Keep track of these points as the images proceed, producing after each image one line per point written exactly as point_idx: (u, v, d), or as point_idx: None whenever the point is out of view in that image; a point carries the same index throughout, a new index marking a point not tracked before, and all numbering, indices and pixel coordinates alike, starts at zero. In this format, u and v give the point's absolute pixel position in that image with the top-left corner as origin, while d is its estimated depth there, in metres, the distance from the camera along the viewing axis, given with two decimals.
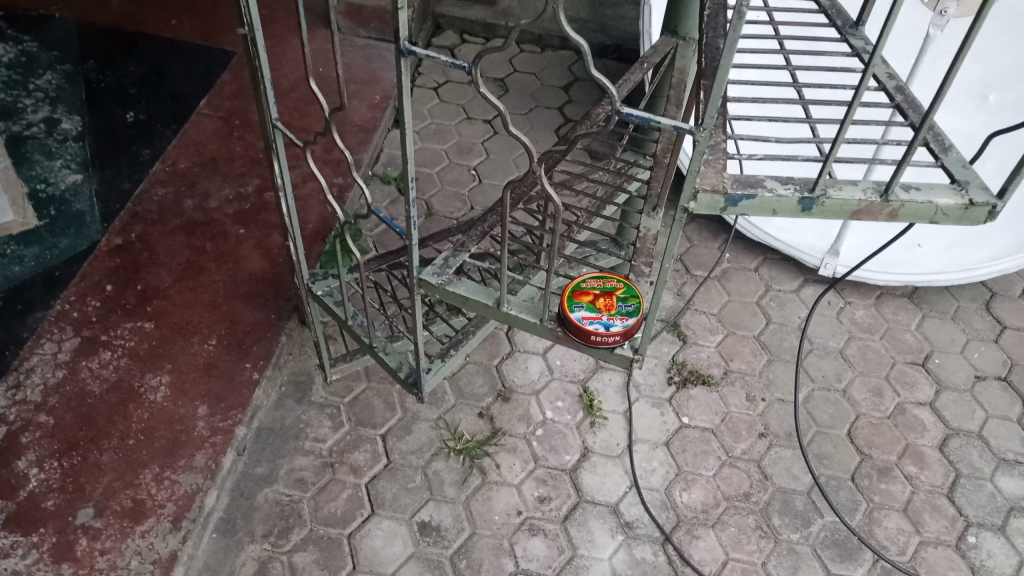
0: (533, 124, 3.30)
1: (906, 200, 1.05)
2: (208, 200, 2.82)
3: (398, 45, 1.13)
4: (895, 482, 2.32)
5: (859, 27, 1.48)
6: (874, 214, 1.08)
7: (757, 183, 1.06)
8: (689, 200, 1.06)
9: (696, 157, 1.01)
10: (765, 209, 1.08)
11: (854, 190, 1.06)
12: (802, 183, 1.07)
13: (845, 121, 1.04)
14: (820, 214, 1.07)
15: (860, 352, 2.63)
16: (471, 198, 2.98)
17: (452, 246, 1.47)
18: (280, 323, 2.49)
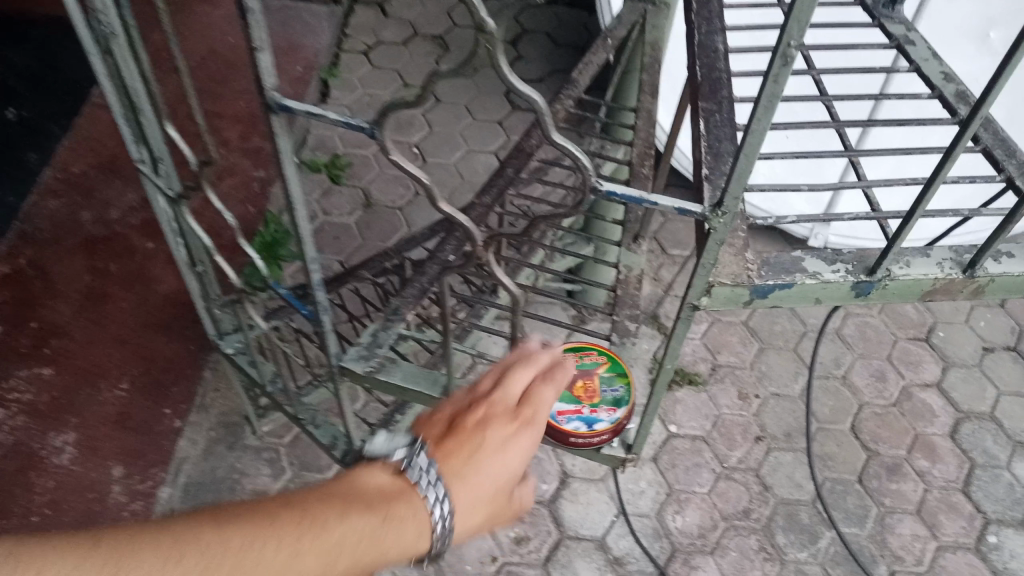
0: (479, 88, 2.94)
1: (996, 274, 0.87)
2: (109, 210, 2.43)
3: (267, 100, 0.77)
4: (906, 481, 2.10)
5: (895, 6, 1.27)
6: (951, 291, 0.90)
7: (794, 266, 0.87)
8: (701, 296, 0.86)
9: (712, 247, 0.79)
10: (808, 296, 0.89)
11: (926, 265, 0.88)
12: (857, 264, 0.88)
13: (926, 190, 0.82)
14: (880, 296, 0.90)
15: (857, 331, 2.40)
16: (415, 180, 2.62)
17: (382, 316, 1.14)
18: (202, 356, 2.20)
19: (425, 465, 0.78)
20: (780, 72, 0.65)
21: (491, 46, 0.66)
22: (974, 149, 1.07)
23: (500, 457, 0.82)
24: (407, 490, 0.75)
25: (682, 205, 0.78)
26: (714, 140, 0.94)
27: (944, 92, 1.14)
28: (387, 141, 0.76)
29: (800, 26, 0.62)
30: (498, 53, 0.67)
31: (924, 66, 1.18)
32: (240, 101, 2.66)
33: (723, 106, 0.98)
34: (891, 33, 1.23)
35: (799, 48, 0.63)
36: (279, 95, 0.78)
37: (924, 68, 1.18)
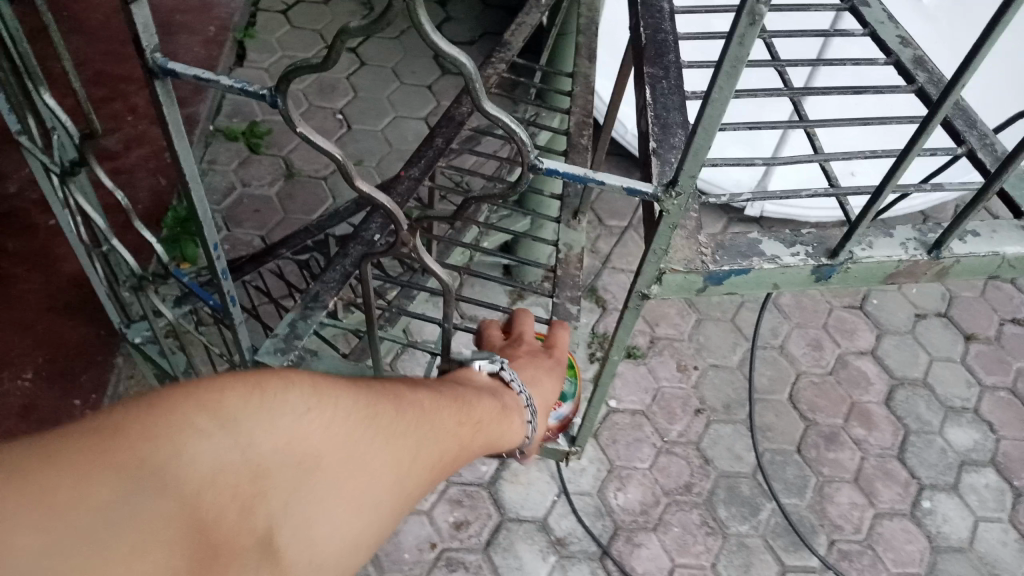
0: (406, 51, 2.81)
1: (963, 256, 0.84)
2: (6, 184, 2.23)
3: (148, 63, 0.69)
4: (844, 450, 2.10)
5: None
6: (917, 275, 0.86)
7: (751, 250, 0.84)
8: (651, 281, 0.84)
9: (664, 232, 0.77)
10: (764, 281, 0.85)
11: (891, 246, 0.84)
12: (818, 247, 0.85)
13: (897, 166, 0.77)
14: (842, 280, 0.86)
15: (794, 301, 2.39)
16: (342, 149, 2.49)
17: (300, 302, 1.09)
18: (114, 341, 2.02)
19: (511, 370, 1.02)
20: (746, 33, 0.58)
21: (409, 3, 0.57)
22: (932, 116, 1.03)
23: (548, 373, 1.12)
24: (504, 388, 0.99)
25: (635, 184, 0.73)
26: (663, 108, 0.86)
27: (900, 57, 1.09)
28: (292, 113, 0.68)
29: None
30: (418, 6, 0.59)
31: (879, 30, 1.12)
32: None
33: (671, 72, 0.90)
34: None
35: (766, 7, 0.56)
36: (162, 56, 0.69)
37: (875, 31, 1.13)
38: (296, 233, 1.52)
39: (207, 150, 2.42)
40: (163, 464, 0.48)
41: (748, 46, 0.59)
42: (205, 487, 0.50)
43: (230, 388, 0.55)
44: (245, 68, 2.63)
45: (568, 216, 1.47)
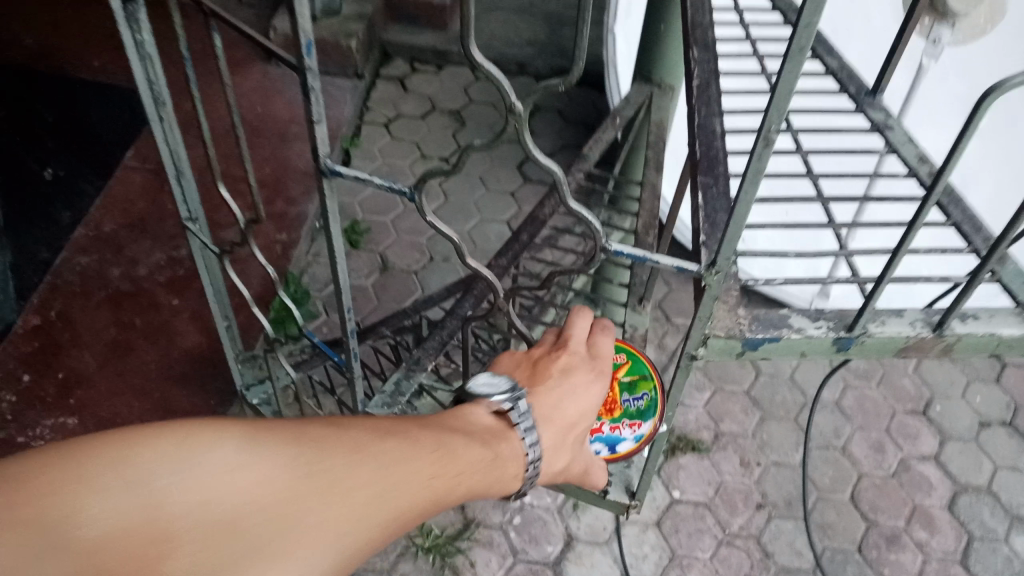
0: (492, 160, 3.08)
1: (965, 335, 0.96)
2: (137, 267, 2.52)
3: (318, 164, 0.92)
4: (905, 552, 2.13)
5: (876, 95, 1.39)
6: (926, 350, 0.99)
7: (781, 323, 0.97)
8: (698, 346, 0.97)
9: (707, 302, 0.92)
10: (793, 349, 0.98)
11: (900, 325, 0.97)
12: (836, 321, 0.98)
13: (894, 257, 0.92)
14: (862, 351, 0.99)
15: (856, 403, 2.45)
16: (430, 247, 2.74)
17: (404, 364, 1.28)
18: (220, 410, 2.25)
19: (524, 409, 0.95)
20: (763, 150, 0.76)
21: (517, 127, 0.79)
22: None
23: (574, 396, 1.04)
24: (509, 432, 0.93)
25: (681, 263, 0.89)
26: (709, 209, 1.04)
27: (919, 172, 1.27)
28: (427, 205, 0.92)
29: (780, 111, 0.73)
30: (523, 128, 0.80)
31: (902, 148, 1.29)
32: (266, 168, 2.79)
33: (720, 180, 1.08)
34: (873, 119, 1.35)
35: (779, 132, 0.74)
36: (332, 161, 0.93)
37: (900, 150, 1.29)
38: (396, 317, 1.75)
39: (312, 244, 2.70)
40: (55, 525, 0.56)
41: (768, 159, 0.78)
42: (98, 547, 0.56)
43: (143, 440, 0.63)
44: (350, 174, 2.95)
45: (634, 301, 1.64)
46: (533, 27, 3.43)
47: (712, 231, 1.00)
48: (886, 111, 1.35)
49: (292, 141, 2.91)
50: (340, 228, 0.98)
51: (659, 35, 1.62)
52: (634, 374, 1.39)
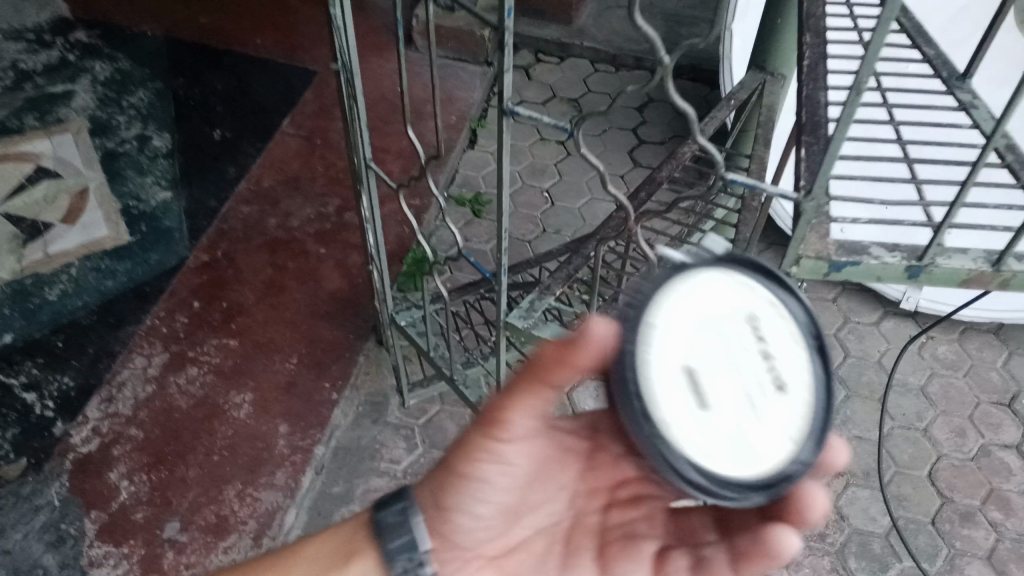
0: (606, 143, 3.32)
1: (1016, 269, 1.21)
2: (290, 219, 2.88)
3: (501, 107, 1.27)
4: (978, 528, 2.25)
5: (965, 79, 1.57)
6: (984, 281, 1.23)
7: (863, 251, 1.22)
8: (793, 264, 1.21)
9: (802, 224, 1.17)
10: (871, 273, 1.23)
11: (964, 260, 1.22)
12: (909, 252, 1.23)
13: (956, 202, 1.16)
14: (928, 279, 1.24)
15: (942, 390, 2.57)
16: (544, 219, 2.99)
17: (538, 288, 1.66)
18: (359, 343, 2.55)
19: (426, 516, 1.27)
20: (857, 96, 1.02)
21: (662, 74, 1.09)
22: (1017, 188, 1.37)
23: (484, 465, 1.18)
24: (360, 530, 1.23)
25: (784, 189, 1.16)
26: (809, 158, 1.25)
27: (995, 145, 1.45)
28: None
29: (871, 67, 1.00)
30: (668, 79, 1.12)
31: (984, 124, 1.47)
32: (403, 140, 3.10)
33: (820, 141, 1.30)
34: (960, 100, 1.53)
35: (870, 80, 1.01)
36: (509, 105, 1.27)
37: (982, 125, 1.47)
38: (526, 263, 2.08)
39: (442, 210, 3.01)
40: None
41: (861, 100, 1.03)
42: None
43: None
44: (476, 151, 3.26)
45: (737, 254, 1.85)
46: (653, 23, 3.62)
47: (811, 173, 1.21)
48: (973, 93, 1.53)
49: (426, 119, 3.21)
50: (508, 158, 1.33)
51: (776, 30, 1.81)
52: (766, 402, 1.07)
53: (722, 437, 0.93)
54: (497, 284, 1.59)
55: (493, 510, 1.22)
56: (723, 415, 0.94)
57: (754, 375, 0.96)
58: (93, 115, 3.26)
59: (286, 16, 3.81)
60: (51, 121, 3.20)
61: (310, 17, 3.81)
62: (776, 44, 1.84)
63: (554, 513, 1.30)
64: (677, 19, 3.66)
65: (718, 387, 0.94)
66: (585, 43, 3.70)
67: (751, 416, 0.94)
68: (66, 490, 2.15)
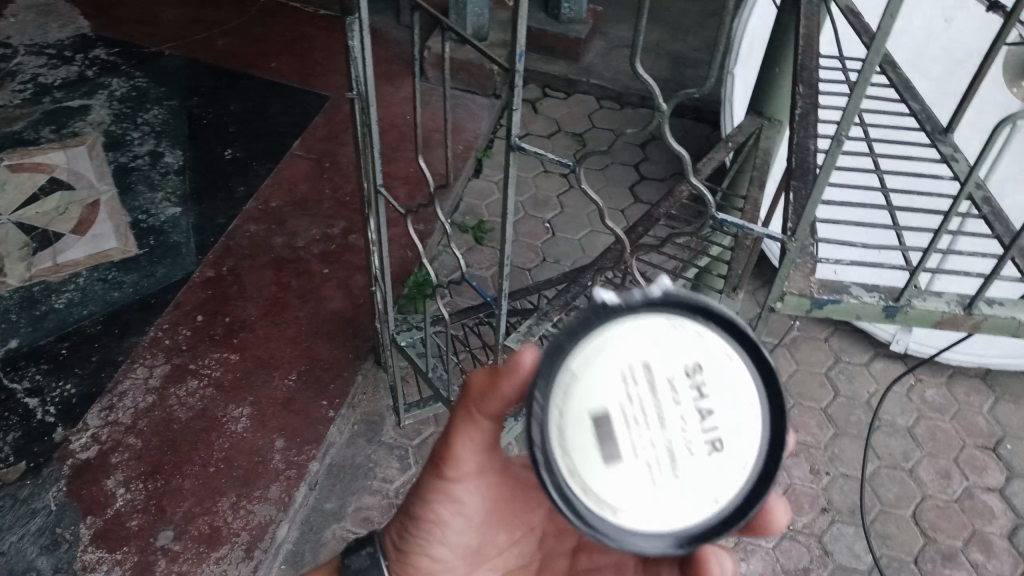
0: (607, 179, 3.39)
1: (988, 315, 1.26)
2: (296, 239, 2.95)
3: (509, 141, 1.32)
4: (960, 569, 2.28)
5: (948, 133, 1.62)
6: (957, 324, 1.29)
7: (843, 290, 1.28)
8: (777, 300, 1.27)
9: (787, 263, 1.22)
10: (850, 312, 1.28)
11: (939, 302, 1.28)
12: (886, 293, 1.28)
13: (928, 250, 1.20)
14: (903, 319, 1.29)
15: (928, 432, 2.61)
16: (544, 249, 3.06)
17: (536, 314, 1.72)
18: (358, 363, 2.60)
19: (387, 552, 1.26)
20: (835, 150, 1.09)
21: (662, 120, 1.16)
22: (991, 237, 1.42)
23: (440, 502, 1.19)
24: None
25: (769, 230, 1.22)
26: (796, 199, 1.34)
27: (972, 194, 1.51)
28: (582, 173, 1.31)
29: (848, 123, 1.08)
30: (665, 123, 1.18)
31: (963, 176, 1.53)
32: (410, 167, 3.17)
33: (808, 185, 1.38)
34: (942, 153, 1.59)
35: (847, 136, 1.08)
36: (517, 139, 1.32)
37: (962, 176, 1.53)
38: (524, 290, 2.14)
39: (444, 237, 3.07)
40: None
41: (840, 153, 1.10)
42: None
43: None
44: (480, 181, 3.33)
45: (729, 288, 1.91)
46: (659, 63, 3.72)
47: (797, 214, 1.29)
48: (955, 146, 1.59)
49: (433, 147, 3.28)
50: (513, 190, 1.38)
51: (774, 76, 1.88)
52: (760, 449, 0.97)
53: (629, 486, 0.92)
54: (497, 308, 1.64)
55: (456, 547, 1.24)
56: (632, 461, 0.92)
57: (679, 428, 0.92)
58: (108, 130, 3.34)
59: (302, 43, 3.92)
60: (67, 134, 3.28)
61: (326, 45, 3.92)
62: (774, 92, 1.92)
63: (523, 554, 1.29)
64: (681, 61, 3.76)
65: (632, 437, 0.92)
66: (592, 80, 3.79)
67: (660, 469, 0.92)
68: (63, 494, 2.19)
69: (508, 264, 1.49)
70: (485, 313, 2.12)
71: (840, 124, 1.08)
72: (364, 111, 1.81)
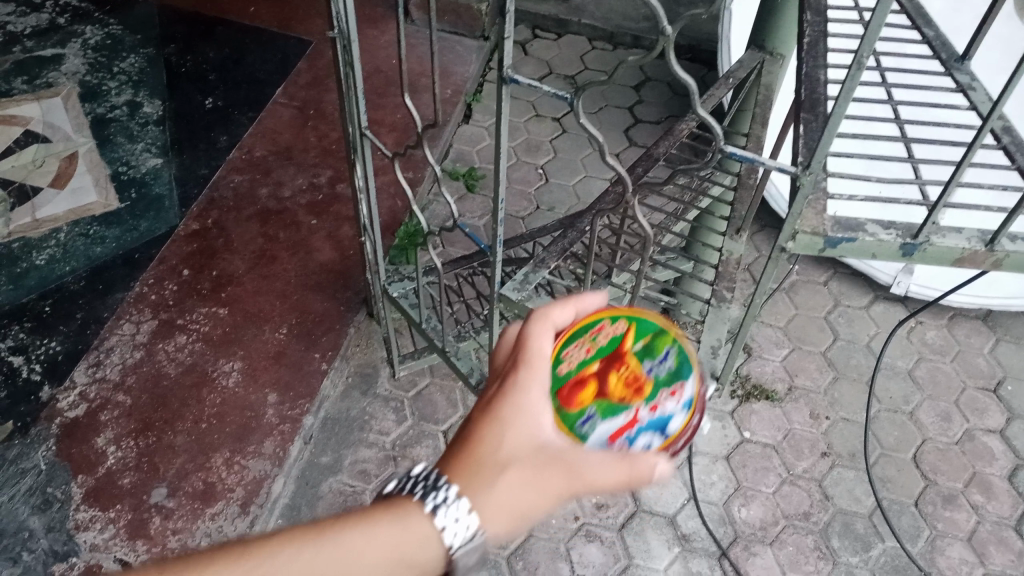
0: (602, 122, 3.29)
1: (1011, 250, 1.21)
2: (282, 189, 2.86)
3: (502, 73, 1.21)
4: (960, 511, 2.27)
5: (964, 60, 1.55)
6: (977, 261, 1.24)
7: (859, 227, 1.22)
8: (789, 239, 1.22)
9: (800, 200, 1.15)
10: (865, 250, 1.23)
11: (958, 239, 1.22)
12: (904, 230, 1.22)
13: (949, 184, 1.14)
14: (921, 257, 1.23)
15: (929, 374, 2.58)
16: (538, 197, 2.98)
17: (533, 261, 1.65)
18: (349, 315, 2.54)
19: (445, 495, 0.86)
20: (856, 73, 1.00)
21: (666, 45, 1.06)
22: (1011, 168, 1.37)
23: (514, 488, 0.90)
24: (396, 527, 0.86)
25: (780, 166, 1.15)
26: (806, 132, 1.27)
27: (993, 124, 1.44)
28: (580, 107, 1.22)
29: (871, 42, 0.98)
30: (670, 49, 1.08)
31: (981, 107, 1.47)
32: (398, 113, 3.07)
33: (819, 118, 1.31)
34: (958, 81, 1.52)
35: (869, 57, 0.99)
36: (511, 71, 1.21)
37: (982, 107, 1.47)
38: (519, 239, 2.07)
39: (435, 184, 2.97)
40: None
41: (859, 81, 1.02)
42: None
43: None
44: (471, 127, 3.23)
45: (731, 231, 1.85)
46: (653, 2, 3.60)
47: (808, 149, 1.22)
48: (972, 75, 1.52)
49: (421, 93, 3.18)
50: (507, 127, 1.27)
51: (777, 8, 1.79)
52: (644, 334, 1.18)
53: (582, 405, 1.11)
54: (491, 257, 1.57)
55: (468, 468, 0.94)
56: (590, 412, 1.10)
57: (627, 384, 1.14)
58: (84, 80, 3.22)
59: None
60: (41, 85, 3.16)
61: None
62: (778, 23, 1.83)
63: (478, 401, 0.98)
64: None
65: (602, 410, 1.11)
66: (584, 20, 3.67)
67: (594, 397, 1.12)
68: (52, 454, 2.15)
69: (503, 210, 1.40)
70: (478, 263, 2.05)
71: (858, 52, 1.00)
72: (346, 49, 1.71)
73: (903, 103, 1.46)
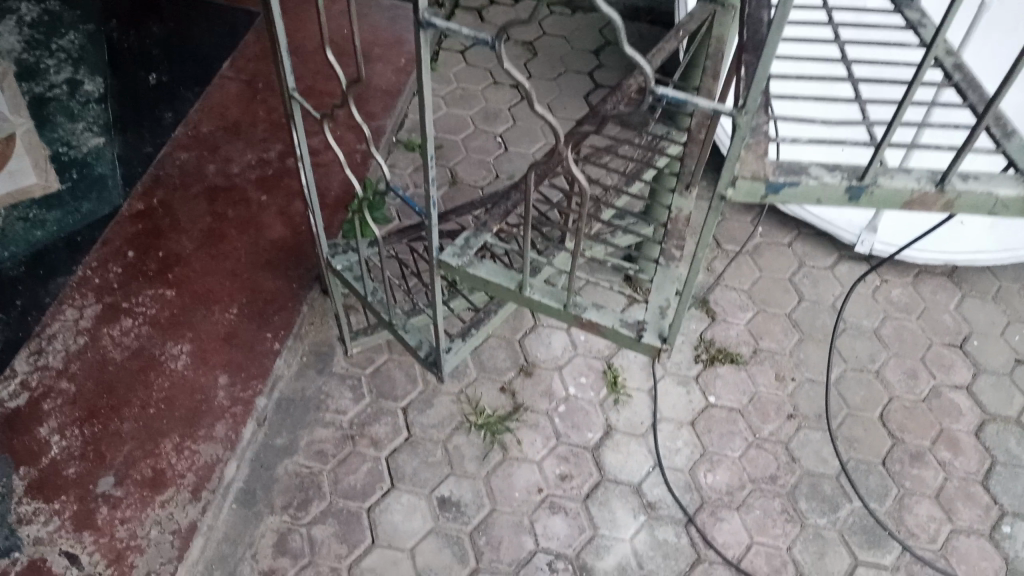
0: (561, 87, 3.22)
1: (961, 190, 1.15)
2: (230, 166, 2.77)
3: (419, 18, 1.13)
4: (927, 468, 2.24)
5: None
6: (927, 203, 1.18)
7: (802, 171, 1.16)
8: (729, 185, 1.15)
9: (737, 142, 1.09)
10: (809, 196, 1.18)
11: (907, 180, 1.17)
12: (849, 172, 1.17)
13: (893, 122, 1.08)
14: (868, 201, 1.18)
15: (895, 332, 2.55)
16: (497, 166, 2.91)
17: (473, 224, 1.58)
18: (303, 292, 2.46)
19: None
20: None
21: None
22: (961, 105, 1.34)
23: None
24: None
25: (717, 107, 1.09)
26: (749, 76, 1.21)
27: (944, 61, 1.42)
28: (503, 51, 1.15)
29: None
30: None
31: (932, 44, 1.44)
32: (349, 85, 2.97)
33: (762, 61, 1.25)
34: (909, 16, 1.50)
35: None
36: (430, 16, 1.14)
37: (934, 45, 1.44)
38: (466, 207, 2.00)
39: (389, 157, 2.87)
40: None
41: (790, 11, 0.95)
42: None
43: None
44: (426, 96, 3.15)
45: (681, 187, 1.79)
46: None
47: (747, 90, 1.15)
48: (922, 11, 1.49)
49: (373, 63, 3.09)
50: (430, 77, 1.20)
51: None
52: None
53: None
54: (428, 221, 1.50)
55: None
56: None
57: None
58: (20, 59, 3.08)
59: None
60: None
61: None
62: None
63: None
64: None
65: None
66: None
67: None
68: None
69: (434, 166, 1.33)
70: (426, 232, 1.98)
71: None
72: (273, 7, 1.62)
73: (852, 43, 1.40)
